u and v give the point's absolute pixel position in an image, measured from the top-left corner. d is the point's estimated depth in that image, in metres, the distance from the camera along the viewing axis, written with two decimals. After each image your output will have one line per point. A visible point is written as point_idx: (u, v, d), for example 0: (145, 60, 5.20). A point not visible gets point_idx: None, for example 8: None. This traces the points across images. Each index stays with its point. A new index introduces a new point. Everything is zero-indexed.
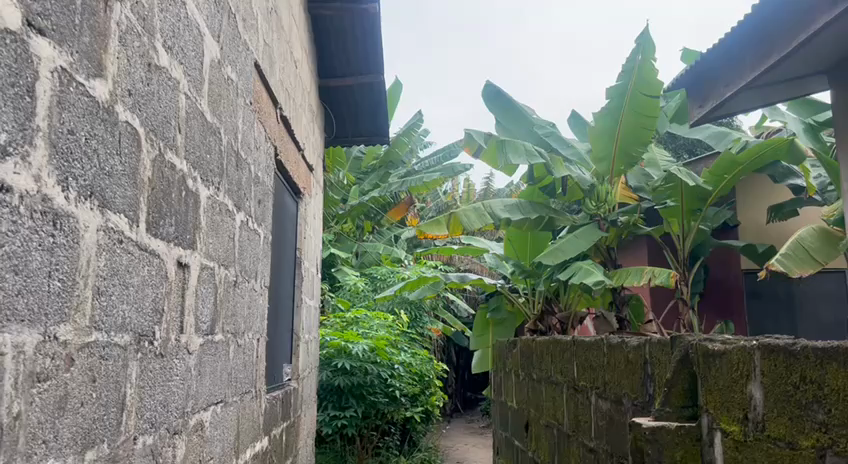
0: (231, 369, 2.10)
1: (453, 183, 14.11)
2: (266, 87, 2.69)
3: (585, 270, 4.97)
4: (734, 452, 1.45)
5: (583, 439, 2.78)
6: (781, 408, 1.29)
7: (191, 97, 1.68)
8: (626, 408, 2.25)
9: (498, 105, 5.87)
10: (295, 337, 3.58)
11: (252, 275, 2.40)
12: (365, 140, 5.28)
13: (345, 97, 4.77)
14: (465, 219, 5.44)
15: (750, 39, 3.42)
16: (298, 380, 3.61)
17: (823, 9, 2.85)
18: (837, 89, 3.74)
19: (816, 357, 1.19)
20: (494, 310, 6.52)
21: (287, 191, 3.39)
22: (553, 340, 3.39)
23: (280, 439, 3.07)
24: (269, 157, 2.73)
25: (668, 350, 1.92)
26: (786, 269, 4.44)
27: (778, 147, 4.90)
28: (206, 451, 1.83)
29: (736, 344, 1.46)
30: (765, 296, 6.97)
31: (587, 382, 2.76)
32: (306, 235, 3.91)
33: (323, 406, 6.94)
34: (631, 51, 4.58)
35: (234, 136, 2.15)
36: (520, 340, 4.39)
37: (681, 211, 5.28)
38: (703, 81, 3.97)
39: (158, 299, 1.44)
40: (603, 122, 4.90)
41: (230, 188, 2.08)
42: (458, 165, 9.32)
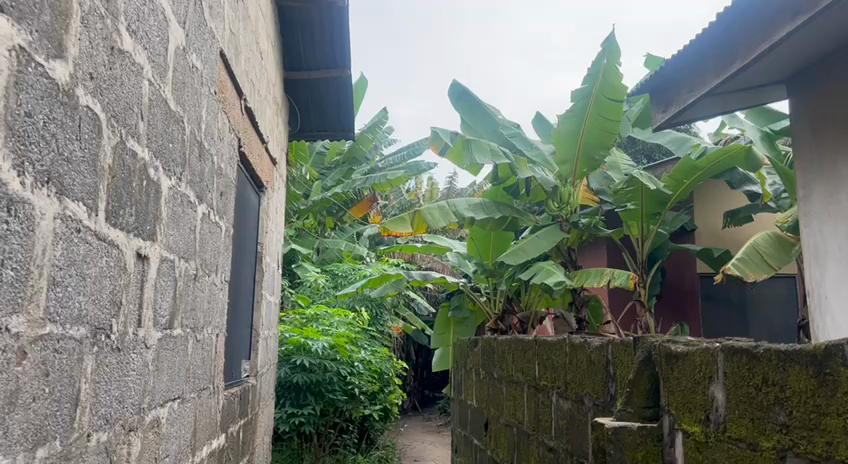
0: (189, 365, 2.04)
1: (416, 181, 14.12)
2: (231, 78, 2.63)
3: (546, 270, 5.00)
4: (696, 452, 1.47)
5: (543, 439, 2.80)
6: (742, 411, 1.31)
7: (155, 84, 1.63)
8: (587, 408, 2.27)
9: (464, 104, 5.86)
10: (254, 333, 3.53)
11: (212, 268, 2.34)
12: (329, 135, 5.23)
13: (306, 88, 4.70)
14: (429, 217, 5.43)
15: (715, 47, 3.48)
16: (256, 376, 3.55)
17: (786, 19, 2.91)
18: (794, 98, 3.85)
19: (778, 359, 1.21)
20: (456, 309, 6.54)
21: (249, 184, 3.33)
22: (516, 340, 3.40)
23: (237, 436, 3.02)
24: (233, 148, 2.68)
25: (631, 352, 1.94)
26: (741, 273, 4.54)
27: (735, 154, 5.03)
28: (163, 449, 1.78)
29: (699, 346, 1.49)
30: (718, 299, 7.11)
31: (549, 381, 2.77)
32: (268, 229, 3.84)
33: (280, 403, 6.86)
34: (597, 54, 4.59)
35: (197, 126, 2.09)
36: (481, 339, 4.41)
37: (640, 214, 5.35)
38: (667, 85, 4.01)
39: (116, 291, 1.39)
40: (567, 124, 4.93)
41: (192, 179, 2.02)
42: (422, 164, 9.32)
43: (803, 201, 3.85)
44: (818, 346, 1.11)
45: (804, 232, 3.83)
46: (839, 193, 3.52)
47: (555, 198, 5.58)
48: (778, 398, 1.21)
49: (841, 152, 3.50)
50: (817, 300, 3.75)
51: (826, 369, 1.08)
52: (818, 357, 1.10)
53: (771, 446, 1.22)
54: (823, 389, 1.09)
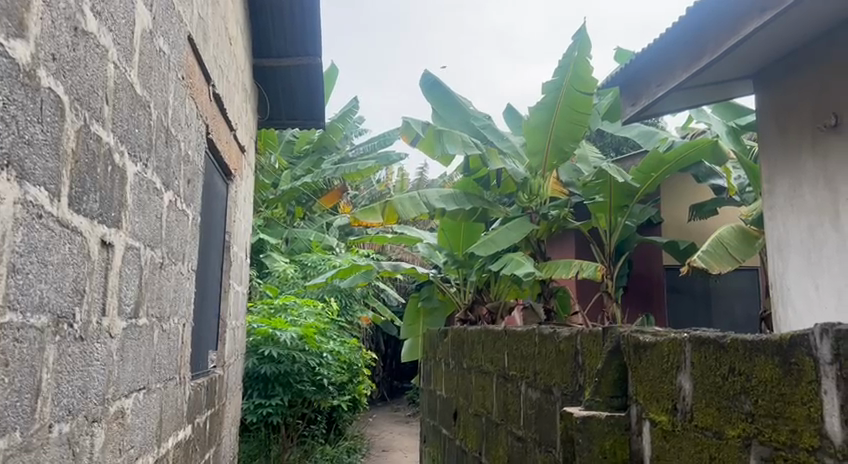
0: (154, 355, 2.01)
1: (386, 172, 14.12)
2: (199, 63, 2.58)
3: (516, 261, 5.03)
4: (663, 441, 1.50)
5: (511, 428, 2.82)
6: (709, 399, 1.33)
7: (121, 67, 1.59)
8: (555, 398, 2.29)
9: (435, 95, 5.82)
10: (222, 324, 3.49)
11: (179, 258, 2.30)
12: (299, 124, 5.19)
13: (275, 74, 4.63)
14: (399, 208, 5.41)
15: (684, 41, 3.51)
16: (223, 367, 3.51)
17: (753, 16, 2.95)
18: (761, 93, 3.92)
19: (744, 349, 1.23)
20: (426, 299, 6.57)
21: (217, 171, 3.27)
22: (485, 330, 3.41)
23: (204, 427, 2.98)
24: (200, 135, 2.62)
25: (599, 342, 1.96)
26: (706, 265, 4.62)
27: (701, 147, 5.09)
28: (127, 441, 1.75)
29: (667, 336, 1.51)
30: (684, 292, 7.24)
31: (518, 371, 2.78)
32: (236, 218, 3.79)
33: (248, 394, 6.81)
34: (568, 47, 4.60)
35: (164, 112, 2.05)
36: (451, 330, 4.42)
37: (609, 206, 5.39)
38: (636, 80, 4.05)
39: (80, 278, 1.36)
40: (537, 117, 4.96)
41: (158, 165, 1.98)
42: (392, 154, 9.32)
43: (767, 195, 3.92)
44: (783, 336, 1.13)
45: (769, 226, 3.91)
46: (801, 188, 3.59)
47: (526, 190, 5.62)
48: (744, 387, 1.22)
49: (804, 147, 3.57)
50: (780, 292, 3.83)
51: (792, 359, 1.10)
52: (784, 347, 1.12)
53: (736, 435, 1.24)
54: (789, 378, 1.10)
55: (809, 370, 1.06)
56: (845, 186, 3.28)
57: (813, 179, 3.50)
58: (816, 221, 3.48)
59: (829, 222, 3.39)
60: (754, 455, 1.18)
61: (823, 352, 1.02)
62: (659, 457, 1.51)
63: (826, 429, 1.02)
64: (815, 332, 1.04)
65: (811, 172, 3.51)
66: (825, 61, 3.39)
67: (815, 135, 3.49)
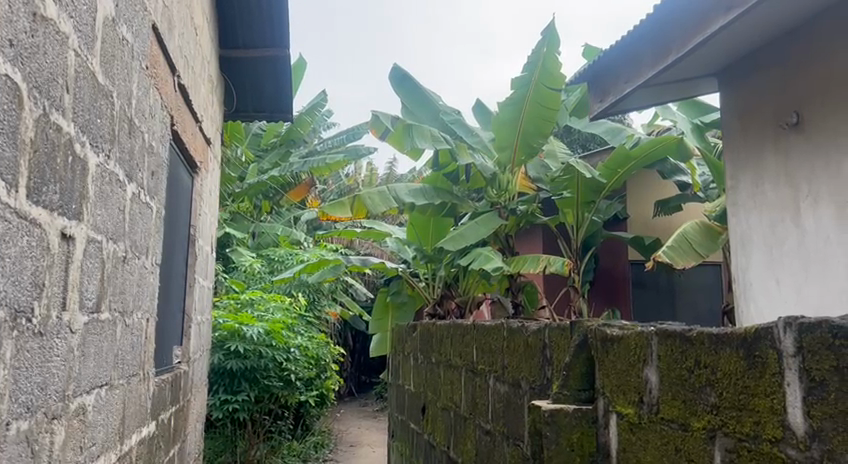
0: (117, 350, 1.96)
1: (355, 166, 14.11)
2: (164, 53, 2.52)
3: (485, 255, 5.05)
4: (629, 433, 1.51)
5: (480, 421, 2.84)
6: (675, 392, 1.34)
7: (82, 55, 1.54)
8: (523, 391, 2.30)
9: (405, 90, 5.77)
10: (187, 318, 3.44)
11: (143, 251, 2.25)
12: (266, 117, 5.10)
13: (241, 66, 4.58)
14: (369, 202, 5.37)
15: (652, 38, 3.54)
16: (188, 362, 3.46)
17: (719, 14, 2.98)
18: (725, 90, 3.99)
19: (710, 342, 1.24)
20: (395, 294, 6.52)
21: (182, 164, 3.22)
22: (455, 324, 3.41)
23: (168, 424, 2.93)
24: (164, 126, 2.57)
25: (567, 336, 1.97)
26: (670, 260, 4.70)
27: (666, 144, 5.14)
28: (89, 438, 1.71)
29: (634, 329, 1.53)
30: (649, 286, 7.38)
31: (486, 365, 2.79)
32: (201, 211, 3.73)
33: (214, 390, 6.70)
34: (537, 43, 4.60)
35: (127, 102, 2.00)
36: (419, 324, 4.43)
37: (576, 202, 5.45)
38: (604, 76, 4.08)
39: (39, 272, 1.32)
40: (506, 113, 4.97)
41: (121, 156, 1.94)
42: (361, 148, 9.31)
43: (730, 191, 3.99)
44: (748, 330, 1.14)
45: (731, 221, 3.98)
46: (764, 185, 3.66)
47: (495, 186, 5.68)
48: (709, 380, 1.24)
49: (766, 145, 3.64)
50: (742, 286, 3.91)
51: (755, 352, 1.12)
52: (749, 340, 1.13)
53: (702, 427, 1.25)
54: (753, 370, 1.12)
55: (773, 362, 1.07)
56: (806, 183, 3.35)
57: (775, 176, 3.57)
58: (778, 217, 3.55)
59: (790, 219, 3.46)
60: (719, 447, 1.20)
61: (786, 345, 1.04)
62: (626, 449, 1.52)
63: (789, 420, 1.04)
64: (778, 325, 1.06)
65: (773, 170, 3.58)
66: (787, 60, 3.45)
67: (776, 133, 3.56)
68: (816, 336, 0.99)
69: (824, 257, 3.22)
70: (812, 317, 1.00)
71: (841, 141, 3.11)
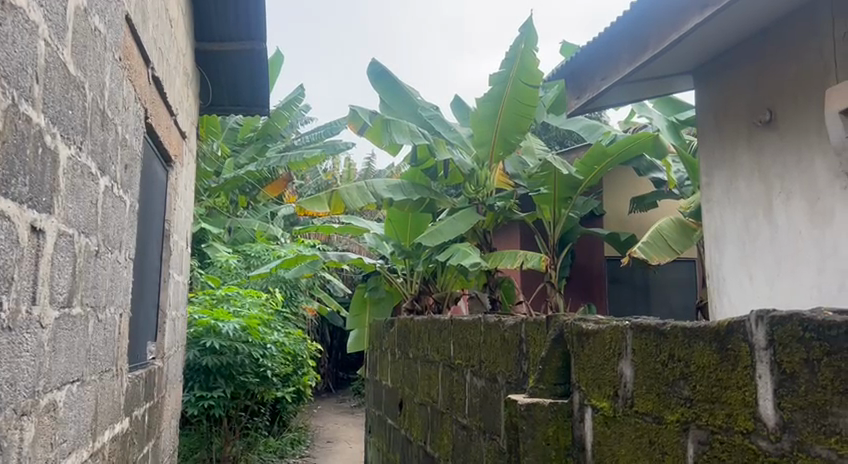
0: (89, 346, 1.94)
1: (333, 162, 14.08)
2: (138, 44, 2.49)
3: (463, 251, 5.06)
4: (604, 426, 1.52)
5: (456, 416, 2.85)
6: (649, 386, 1.36)
7: (52, 45, 1.51)
8: (500, 386, 2.31)
9: (382, 85, 5.76)
10: (161, 314, 3.40)
11: (115, 245, 2.22)
12: (243, 110, 5.06)
13: (217, 60, 4.54)
14: (347, 197, 5.34)
15: (628, 35, 3.57)
16: (162, 358, 3.42)
17: (694, 11, 3.00)
18: (700, 88, 4.04)
19: (683, 336, 1.25)
20: (372, 290, 6.53)
21: (156, 157, 3.17)
22: (432, 320, 3.42)
23: (142, 420, 2.90)
24: (138, 119, 2.53)
25: (543, 331, 1.98)
26: (646, 257, 4.74)
27: (643, 141, 5.17)
28: (60, 435, 1.68)
29: (609, 324, 1.54)
30: (624, 282, 7.44)
31: (463, 361, 2.80)
32: (176, 205, 3.69)
33: (188, 386, 6.63)
34: (515, 39, 4.60)
35: (100, 94, 1.97)
36: (397, 320, 4.42)
37: (553, 198, 5.48)
38: (582, 73, 4.10)
39: (7, 265, 1.29)
40: (484, 109, 4.98)
41: (93, 148, 1.91)
42: (339, 143, 9.27)
43: (705, 188, 4.04)
44: (721, 323, 1.16)
45: (706, 218, 4.03)
46: (737, 182, 3.71)
47: (473, 181, 5.68)
48: (682, 374, 1.25)
49: (740, 142, 3.68)
50: (716, 282, 3.96)
51: (728, 345, 1.13)
52: (722, 333, 1.15)
53: (675, 420, 1.27)
54: (725, 363, 1.13)
55: (745, 356, 1.09)
56: (778, 180, 3.40)
57: (749, 173, 3.61)
58: (751, 213, 3.60)
59: (763, 216, 3.51)
60: (691, 439, 1.21)
61: (757, 338, 1.06)
62: (601, 442, 1.54)
63: (760, 413, 1.05)
64: (750, 319, 1.08)
65: (747, 166, 3.62)
66: (761, 58, 3.49)
67: (750, 130, 3.60)
68: (787, 329, 1.00)
69: (796, 253, 3.27)
70: (783, 310, 1.01)
71: (813, 139, 3.16)
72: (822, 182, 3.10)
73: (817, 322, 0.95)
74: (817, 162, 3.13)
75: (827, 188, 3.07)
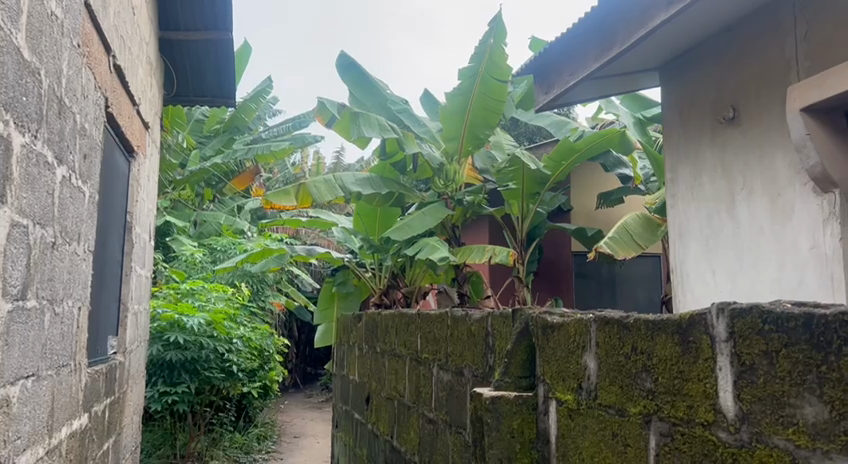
0: (45, 340, 1.89)
1: (302, 155, 13.99)
2: (98, 31, 2.43)
3: (432, 245, 5.06)
4: (568, 418, 1.53)
5: (423, 410, 2.84)
6: (613, 378, 1.36)
7: (5, 30, 1.46)
8: (466, 379, 2.31)
9: (351, 75, 5.70)
10: (122, 308, 3.33)
11: (73, 237, 2.16)
12: (208, 101, 4.97)
13: (182, 50, 4.46)
14: (315, 191, 5.31)
15: (596, 31, 3.59)
16: (124, 353, 3.35)
17: (661, 8, 3.03)
18: (667, 85, 4.08)
19: (646, 328, 1.26)
20: (340, 284, 6.46)
21: (118, 148, 3.10)
22: (399, 314, 3.40)
23: (102, 416, 2.83)
24: (98, 107, 2.47)
25: (509, 323, 1.97)
26: (612, 252, 4.77)
27: (610, 137, 5.22)
28: (14, 431, 1.63)
29: (574, 316, 1.55)
30: (591, 277, 7.53)
31: (430, 354, 2.79)
32: (139, 197, 3.61)
33: (152, 382, 6.52)
34: (485, 34, 4.59)
35: (57, 81, 1.92)
36: (365, 314, 4.40)
37: (521, 193, 5.51)
38: (550, 68, 4.12)
39: None
40: (454, 103, 4.97)
41: (49, 137, 1.85)
42: (308, 136, 9.18)
43: (670, 183, 4.09)
44: (683, 315, 1.16)
45: (671, 213, 4.08)
46: (701, 178, 3.76)
47: (442, 175, 5.70)
48: (645, 366, 1.26)
49: (704, 139, 3.73)
50: (680, 276, 4.01)
51: (690, 338, 1.14)
52: (683, 325, 1.15)
53: (638, 412, 1.27)
54: (687, 356, 1.14)
55: (706, 348, 1.09)
56: (741, 176, 3.45)
57: (712, 169, 3.66)
58: (715, 208, 3.65)
59: (726, 211, 3.56)
60: (654, 431, 1.22)
61: (719, 330, 1.07)
62: (565, 434, 1.54)
63: (720, 404, 1.06)
64: (712, 311, 1.08)
65: (711, 163, 3.67)
66: (725, 56, 3.54)
67: (714, 127, 3.65)
68: (747, 321, 1.01)
69: (757, 248, 3.33)
70: (744, 302, 1.02)
71: (775, 136, 3.21)
72: (783, 179, 3.16)
73: (776, 314, 0.96)
74: (779, 158, 3.18)
75: (788, 185, 3.13)
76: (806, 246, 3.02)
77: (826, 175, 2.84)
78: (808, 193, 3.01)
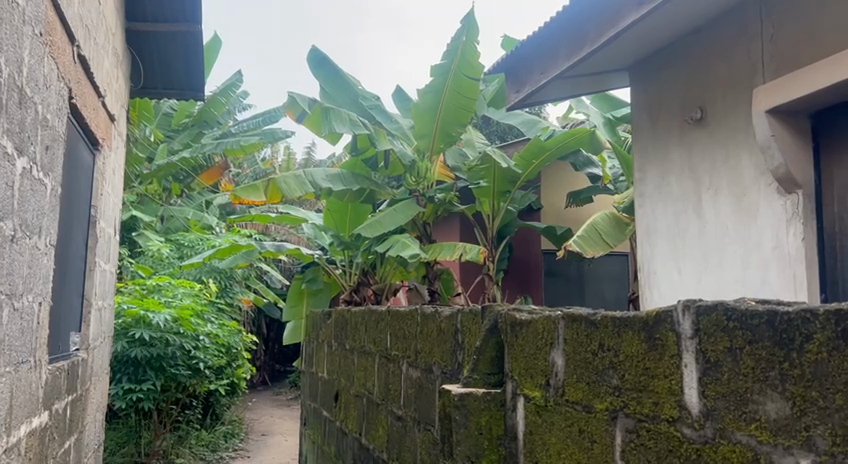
0: (3, 336, 1.84)
1: (272, 150, 13.89)
2: (61, 20, 2.37)
3: (403, 242, 5.04)
4: (535, 415, 1.53)
5: (392, 407, 2.83)
6: (580, 374, 1.37)
7: None
8: (435, 376, 2.31)
9: (324, 72, 5.71)
10: (86, 304, 3.26)
11: (34, 230, 2.11)
12: (176, 94, 4.92)
13: (148, 42, 4.38)
14: (284, 187, 5.24)
15: (567, 30, 3.61)
16: (87, 349, 3.28)
17: (631, 8, 3.06)
18: (635, 85, 4.13)
19: (613, 325, 1.27)
20: (310, 281, 6.39)
21: (82, 140, 3.04)
22: (369, 310, 3.39)
23: (63, 414, 2.77)
24: (61, 99, 2.41)
25: (478, 320, 1.98)
26: (579, 249, 4.82)
27: (581, 137, 5.23)
28: None
29: (542, 313, 1.55)
30: (559, 275, 7.59)
31: (399, 351, 2.78)
32: (104, 191, 3.55)
33: (116, 379, 6.41)
34: (457, 31, 4.59)
35: (18, 70, 1.87)
36: (334, 311, 4.38)
37: (491, 192, 5.53)
38: (521, 66, 4.13)
39: None
40: (426, 100, 4.96)
41: (9, 128, 1.80)
42: (279, 131, 9.01)
43: (638, 183, 4.13)
44: (649, 313, 1.17)
45: (638, 212, 4.13)
46: (669, 178, 3.80)
47: (413, 172, 5.68)
48: (612, 362, 1.26)
49: (672, 139, 3.77)
50: (646, 274, 4.06)
51: (656, 335, 1.15)
52: (650, 323, 1.16)
53: (604, 408, 1.28)
54: (653, 352, 1.15)
55: (672, 345, 1.10)
56: (708, 176, 3.49)
57: (680, 170, 3.71)
58: (682, 208, 3.70)
59: (692, 211, 3.61)
60: (620, 427, 1.23)
61: (684, 327, 1.08)
62: (532, 431, 1.55)
63: (685, 401, 1.07)
64: (678, 308, 1.09)
65: (678, 163, 3.72)
66: (694, 58, 3.58)
67: (682, 127, 3.69)
68: (712, 318, 1.02)
69: (722, 248, 3.39)
70: (709, 300, 1.03)
71: (741, 137, 3.26)
72: (748, 180, 3.21)
73: (741, 311, 0.97)
74: (744, 159, 3.24)
75: (753, 185, 3.18)
76: (769, 246, 3.08)
77: (791, 176, 2.91)
78: (772, 193, 3.06)
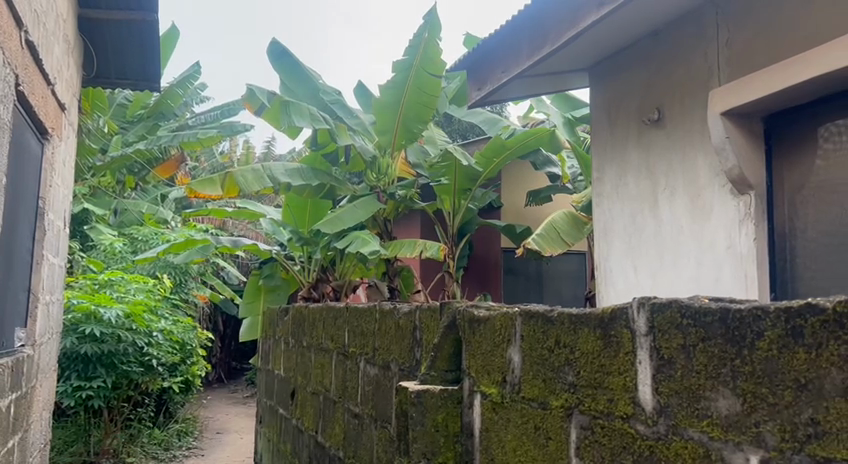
0: None
1: (230, 144, 13.71)
2: (7, 3, 2.28)
3: (362, 239, 4.99)
4: (492, 412, 1.53)
5: (349, 405, 2.80)
6: (536, 372, 1.37)
7: None
8: (392, 373, 2.30)
9: (284, 66, 5.62)
10: (33, 298, 3.15)
11: None
12: (130, 84, 4.83)
13: (101, 29, 4.25)
14: (241, 181, 5.18)
15: (528, 29, 3.62)
16: (33, 345, 3.17)
17: (591, 9, 3.08)
18: (594, 86, 4.17)
19: (569, 322, 1.27)
20: (268, 277, 6.38)
21: (30, 129, 2.94)
22: (326, 307, 3.36)
23: (6, 413, 2.67)
24: (7, 85, 2.32)
25: (437, 317, 1.97)
26: (539, 248, 4.85)
27: (540, 136, 5.23)
28: None
29: (499, 311, 1.55)
30: (518, 273, 7.65)
31: (357, 348, 2.76)
32: (52, 182, 3.43)
33: (64, 376, 6.23)
34: (419, 28, 4.58)
35: None
36: (292, 307, 4.33)
37: (452, 188, 5.54)
38: (482, 64, 4.13)
39: None
40: (387, 97, 4.93)
41: None
42: (238, 125, 8.89)
43: (596, 182, 4.16)
44: (605, 310, 1.18)
45: (595, 211, 4.17)
46: (627, 177, 3.85)
47: (374, 168, 5.67)
48: (568, 359, 1.27)
49: (630, 140, 3.82)
50: (603, 272, 4.10)
51: (611, 331, 1.15)
52: (605, 319, 1.17)
53: (559, 405, 1.29)
54: (607, 349, 1.16)
55: (627, 342, 1.11)
56: (664, 177, 3.55)
57: (638, 170, 3.76)
58: (639, 208, 3.75)
59: (649, 211, 3.67)
60: (574, 424, 1.23)
61: (639, 325, 1.08)
62: (488, 428, 1.54)
63: (639, 397, 1.08)
64: (633, 305, 1.10)
65: (636, 163, 3.77)
66: (651, 60, 3.64)
67: (639, 128, 3.74)
68: (666, 315, 1.03)
69: (676, 247, 3.45)
70: (664, 297, 1.04)
71: (696, 139, 3.32)
72: (703, 180, 3.27)
73: (694, 309, 0.98)
74: (699, 160, 3.29)
75: (707, 186, 3.25)
76: (723, 246, 3.14)
77: (744, 177, 2.98)
78: (726, 194, 3.13)
